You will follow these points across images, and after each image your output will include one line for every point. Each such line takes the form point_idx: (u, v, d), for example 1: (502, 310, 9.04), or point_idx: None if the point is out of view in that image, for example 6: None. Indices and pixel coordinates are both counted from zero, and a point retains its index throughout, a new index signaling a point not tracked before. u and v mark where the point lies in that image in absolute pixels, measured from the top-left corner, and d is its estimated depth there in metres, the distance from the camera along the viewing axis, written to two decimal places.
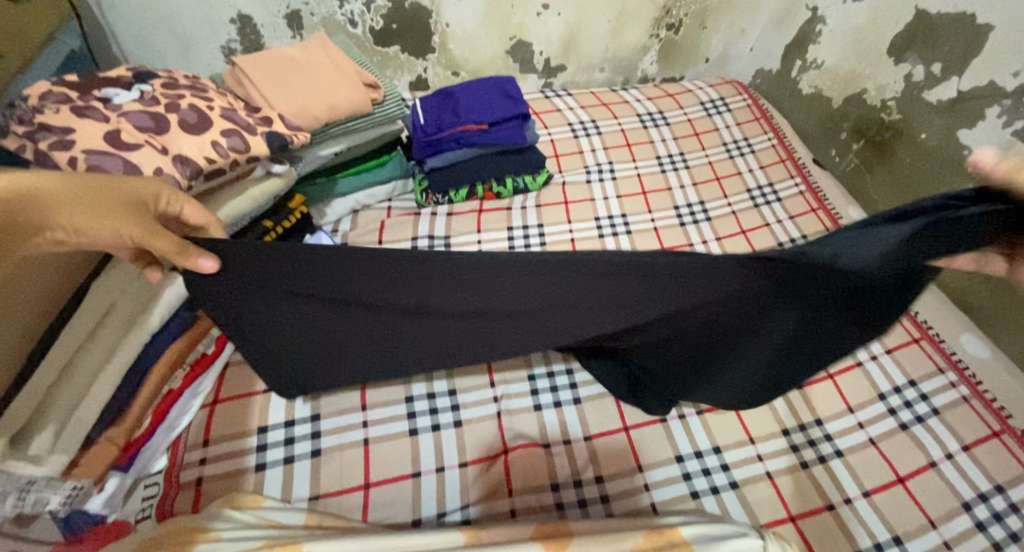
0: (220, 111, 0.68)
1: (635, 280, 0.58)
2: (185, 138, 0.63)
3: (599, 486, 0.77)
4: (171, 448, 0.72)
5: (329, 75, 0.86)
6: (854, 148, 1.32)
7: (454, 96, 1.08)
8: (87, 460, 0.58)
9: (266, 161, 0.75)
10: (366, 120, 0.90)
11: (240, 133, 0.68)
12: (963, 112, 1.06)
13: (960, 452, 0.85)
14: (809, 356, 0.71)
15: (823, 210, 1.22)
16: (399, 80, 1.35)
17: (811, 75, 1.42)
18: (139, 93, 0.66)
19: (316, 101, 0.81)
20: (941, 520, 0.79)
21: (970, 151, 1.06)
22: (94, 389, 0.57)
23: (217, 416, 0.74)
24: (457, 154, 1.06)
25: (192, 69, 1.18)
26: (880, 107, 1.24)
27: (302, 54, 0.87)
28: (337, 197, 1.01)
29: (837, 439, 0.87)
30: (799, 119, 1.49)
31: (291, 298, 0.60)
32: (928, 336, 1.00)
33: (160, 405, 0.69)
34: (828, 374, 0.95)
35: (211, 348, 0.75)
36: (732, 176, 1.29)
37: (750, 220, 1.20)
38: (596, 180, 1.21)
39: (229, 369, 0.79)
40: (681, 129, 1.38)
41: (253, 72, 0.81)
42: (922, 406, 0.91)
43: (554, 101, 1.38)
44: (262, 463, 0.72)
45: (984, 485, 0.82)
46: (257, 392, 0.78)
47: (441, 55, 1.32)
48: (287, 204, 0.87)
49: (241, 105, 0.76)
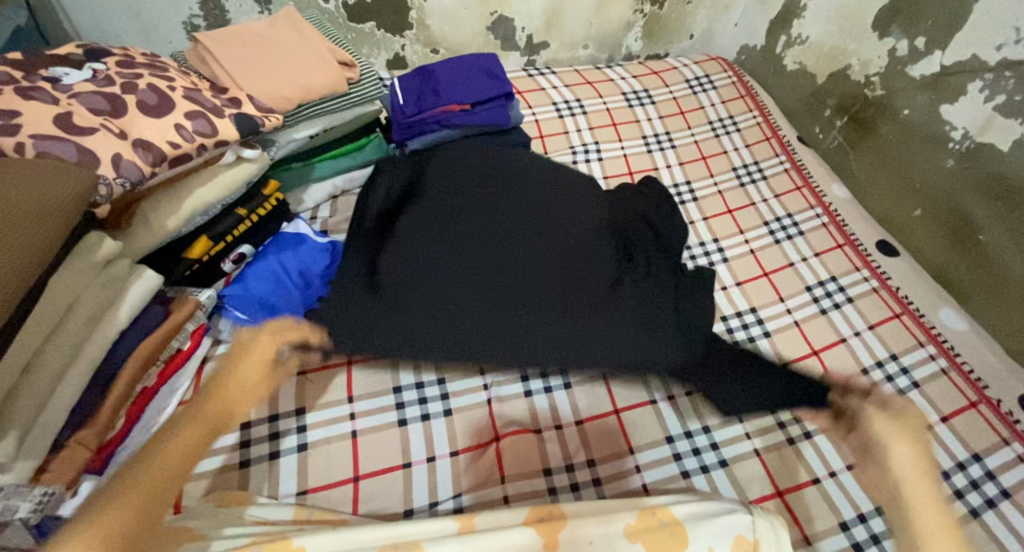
0: (183, 92, 0.64)
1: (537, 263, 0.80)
2: (145, 121, 0.59)
3: (590, 470, 0.77)
4: None
5: (300, 51, 0.81)
6: (837, 124, 1.32)
7: (435, 75, 1.03)
8: (57, 463, 0.53)
9: (235, 145, 0.71)
10: (340, 100, 0.86)
11: (205, 115, 0.63)
12: (946, 87, 1.06)
13: (939, 424, 0.87)
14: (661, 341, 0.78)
15: (808, 188, 1.23)
16: (375, 58, 1.31)
17: (795, 51, 1.42)
18: (92, 72, 0.61)
19: (285, 82, 0.77)
20: None
21: (952, 127, 1.06)
22: (61, 388, 0.52)
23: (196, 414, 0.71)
24: (439, 135, 1.02)
25: (153, 48, 1.11)
26: (864, 83, 1.24)
27: (268, 30, 0.82)
28: (314, 182, 0.97)
29: None
30: (783, 96, 1.49)
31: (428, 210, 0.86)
32: (909, 311, 1.01)
33: (135, 404, 0.64)
34: (813, 351, 0.96)
35: (186, 343, 0.71)
36: (717, 155, 1.28)
37: (771, 260, 1.09)
38: (582, 161, 1.19)
39: (207, 364, 0.76)
40: (666, 107, 1.36)
41: (216, 49, 0.76)
42: (903, 379, 0.92)
43: (537, 80, 1.35)
44: (246, 459, 0.70)
45: (961, 455, 0.84)
46: None
47: (419, 32, 1.28)
48: (262, 192, 0.84)
49: (206, 85, 0.71)
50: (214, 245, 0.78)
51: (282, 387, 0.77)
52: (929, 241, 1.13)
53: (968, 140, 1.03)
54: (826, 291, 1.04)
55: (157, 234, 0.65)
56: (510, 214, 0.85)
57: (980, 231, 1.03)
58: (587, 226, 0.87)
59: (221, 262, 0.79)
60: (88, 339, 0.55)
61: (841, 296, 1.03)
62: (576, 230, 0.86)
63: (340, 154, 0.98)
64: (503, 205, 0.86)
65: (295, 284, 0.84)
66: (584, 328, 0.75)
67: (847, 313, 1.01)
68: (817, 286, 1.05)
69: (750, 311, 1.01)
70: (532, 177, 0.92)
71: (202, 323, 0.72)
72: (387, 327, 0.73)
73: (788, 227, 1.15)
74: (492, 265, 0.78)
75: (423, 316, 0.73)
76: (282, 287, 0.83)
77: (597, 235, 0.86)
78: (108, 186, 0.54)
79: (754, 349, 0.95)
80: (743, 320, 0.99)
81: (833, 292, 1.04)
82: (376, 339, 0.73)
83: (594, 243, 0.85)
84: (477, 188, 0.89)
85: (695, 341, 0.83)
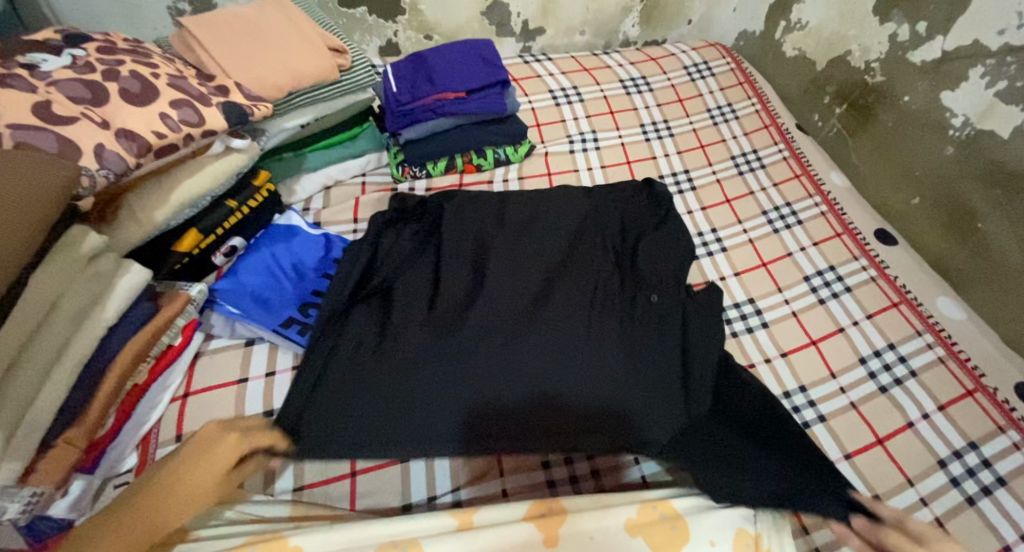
0: (167, 80, 0.62)
1: (514, 316, 0.74)
2: (127, 109, 0.57)
3: (589, 462, 0.76)
4: (140, 445, 0.64)
5: (290, 36, 0.78)
6: (836, 112, 1.31)
7: (428, 62, 1.01)
8: (46, 463, 0.51)
9: (224, 135, 0.68)
10: (332, 88, 0.84)
11: (192, 104, 0.61)
12: (946, 73, 1.05)
13: (936, 413, 0.87)
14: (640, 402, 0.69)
15: (807, 176, 1.22)
16: (368, 45, 1.28)
17: (795, 37, 1.40)
18: (71, 59, 0.59)
19: (274, 68, 0.74)
20: (918, 477, 0.80)
21: (952, 113, 1.05)
22: (47, 387, 0.50)
23: (189, 410, 0.68)
24: (433, 124, 1.00)
25: (138, 34, 1.08)
26: (864, 70, 1.23)
27: (256, 14, 0.80)
28: (306, 173, 0.95)
29: (820, 405, 0.87)
30: (782, 83, 1.48)
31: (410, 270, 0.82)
32: (907, 300, 1.01)
33: (126, 400, 0.62)
34: (811, 340, 0.95)
35: (177, 339, 0.69)
36: (716, 144, 1.26)
37: (770, 250, 1.08)
38: (579, 149, 1.17)
39: (199, 359, 0.74)
40: (664, 95, 1.34)
41: (201, 34, 0.73)
42: (901, 368, 0.92)
43: (534, 66, 1.33)
44: None
45: (958, 443, 0.84)
46: (230, 383, 0.72)
47: (412, 17, 1.25)
48: (252, 182, 0.82)
49: (193, 73, 0.69)
50: (203, 238, 0.76)
51: (275, 383, 0.73)
52: (928, 230, 1.12)
53: (968, 127, 1.02)
54: (824, 281, 1.03)
55: (147, 226, 0.63)
56: (494, 276, 0.79)
57: (979, 219, 1.03)
58: (585, 285, 0.80)
59: (213, 256, 0.79)
60: (75, 335, 0.53)
61: (840, 285, 1.03)
62: (572, 287, 0.79)
63: (333, 144, 0.96)
64: (493, 267, 0.80)
65: (288, 278, 0.82)
66: (572, 398, 0.68)
67: (846, 303, 1.00)
68: (816, 276, 1.04)
69: (749, 301, 1.00)
70: (516, 228, 0.87)
71: (193, 318, 0.71)
72: (351, 412, 0.65)
73: (786, 216, 1.14)
74: (469, 331, 0.71)
75: (393, 399, 0.66)
76: (276, 281, 0.81)
77: (595, 293, 0.79)
78: (92, 178, 0.52)
79: (752, 339, 0.95)
80: (741, 311, 0.98)
81: (832, 282, 1.03)
82: (334, 408, 0.65)
83: (591, 297, 0.78)
84: (465, 249, 0.84)
85: (699, 403, 0.71)
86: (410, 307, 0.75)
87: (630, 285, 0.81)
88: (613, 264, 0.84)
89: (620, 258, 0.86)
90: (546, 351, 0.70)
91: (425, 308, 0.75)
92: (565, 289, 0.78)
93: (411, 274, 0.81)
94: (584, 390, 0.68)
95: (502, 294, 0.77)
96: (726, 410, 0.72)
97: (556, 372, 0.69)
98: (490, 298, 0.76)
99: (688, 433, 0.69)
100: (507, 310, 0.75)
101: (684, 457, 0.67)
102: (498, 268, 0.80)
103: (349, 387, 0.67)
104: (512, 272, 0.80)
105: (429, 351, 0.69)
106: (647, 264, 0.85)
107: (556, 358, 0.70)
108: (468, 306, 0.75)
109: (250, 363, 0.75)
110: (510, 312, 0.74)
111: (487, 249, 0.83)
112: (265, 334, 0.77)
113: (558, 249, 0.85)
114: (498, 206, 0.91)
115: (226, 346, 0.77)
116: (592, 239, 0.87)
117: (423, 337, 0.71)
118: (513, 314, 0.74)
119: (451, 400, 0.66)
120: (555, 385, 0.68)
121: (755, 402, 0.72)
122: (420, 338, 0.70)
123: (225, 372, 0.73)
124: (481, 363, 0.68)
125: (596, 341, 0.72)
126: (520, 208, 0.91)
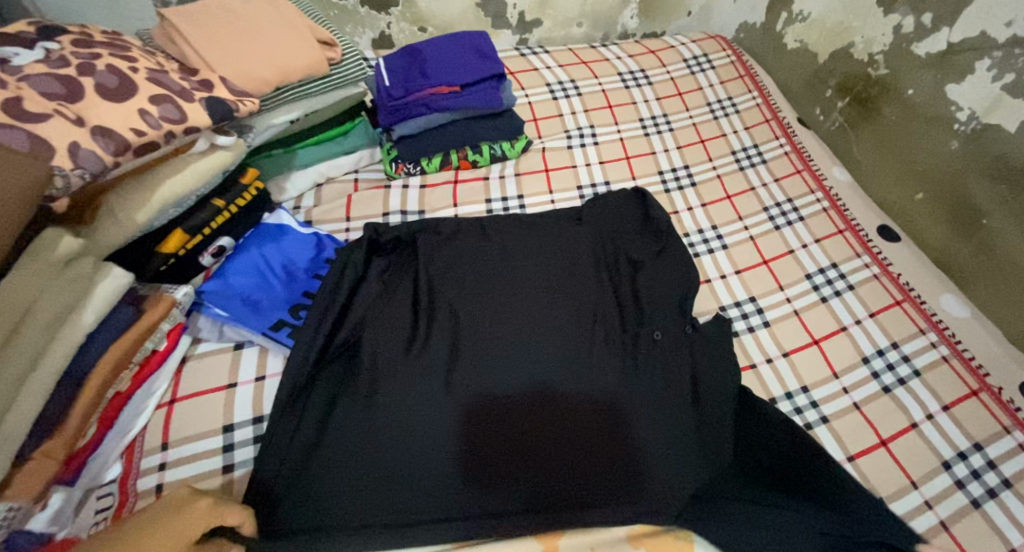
0: (146, 74, 0.59)
1: (506, 351, 0.74)
2: (103, 105, 0.54)
3: None
4: (125, 453, 0.63)
5: (277, 28, 0.76)
6: (838, 105, 1.29)
7: (421, 55, 0.98)
8: (22, 477, 0.49)
9: (208, 132, 0.66)
10: (321, 82, 0.81)
11: (172, 100, 0.59)
12: (952, 66, 1.03)
13: (940, 413, 0.85)
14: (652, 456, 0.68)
15: (808, 171, 1.20)
16: (360, 36, 1.25)
17: (796, 28, 1.37)
18: (45, 53, 0.56)
19: (260, 61, 0.72)
20: (922, 480, 0.78)
21: (957, 107, 1.03)
22: (20, 399, 0.48)
23: (176, 417, 0.66)
24: (427, 119, 0.97)
25: (122, 26, 1.05)
26: (867, 62, 1.20)
27: (241, 5, 0.77)
28: (296, 170, 0.93)
29: (822, 405, 0.86)
30: (784, 76, 1.45)
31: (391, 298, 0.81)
32: (910, 298, 0.99)
33: (107, 409, 0.60)
34: (814, 340, 0.93)
35: (162, 344, 0.66)
36: (716, 138, 1.24)
37: (771, 248, 1.06)
38: (577, 145, 1.14)
39: (186, 363, 0.72)
40: (664, 89, 1.31)
41: (184, 26, 0.70)
42: (904, 367, 0.90)
43: (530, 59, 1.30)
44: (230, 464, 0.64)
45: (962, 444, 0.82)
46: (218, 387, 0.70)
47: (405, 8, 1.22)
48: (239, 180, 0.79)
49: (175, 67, 0.66)
50: (190, 239, 0.73)
51: (265, 387, 0.71)
52: (931, 226, 1.10)
53: (974, 121, 1.00)
54: (827, 279, 1.01)
55: (128, 226, 0.60)
56: (478, 312, 0.79)
57: (983, 215, 1.01)
58: (582, 318, 0.79)
59: (200, 256, 0.76)
60: (51, 342, 0.51)
61: (842, 283, 1.01)
62: (564, 318, 0.79)
63: (324, 139, 0.94)
64: (478, 300, 0.80)
65: (278, 279, 0.80)
66: (571, 386, 0.72)
67: (848, 301, 0.99)
68: (817, 274, 1.02)
69: (750, 300, 0.98)
70: (499, 258, 0.86)
71: (179, 321, 0.68)
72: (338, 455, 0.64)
73: (788, 212, 1.12)
74: (456, 370, 0.72)
75: (382, 438, 0.65)
76: (265, 282, 0.79)
77: (595, 329, 0.78)
78: (66, 178, 0.50)
79: (753, 339, 0.93)
80: (742, 310, 0.96)
81: (834, 280, 1.02)
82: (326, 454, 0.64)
83: (587, 331, 0.78)
84: (450, 278, 0.83)
85: (722, 453, 0.69)
86: (394, 343, 0.74)
87: (629, 321, 0.81)
88: (612, 297, 0.84)
89: (618, 291, 0.85)
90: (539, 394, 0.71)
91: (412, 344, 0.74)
92: (558, 322, 0.78)
93: (395, 300, 0.80)
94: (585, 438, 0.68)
95: (492, 328, 0.77)
96: (748, 457, 0.71)
97: (551, 373, 0.73)
98: (481, 333, 0.76)
99: (716, 484, 0.67)
100: (498, 344, 0.75)
101: (719, 511, 0.65)
102: (484, 301, 0.80)
103: (337, 429, 0.66)
104: (500, 304, 0.80)
105: (423, 393, 0.69)
106: (646, 295, 0.84)
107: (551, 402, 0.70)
108: (451, 342, 0.75)
109: (239, 367, 0.73)
110: (501, 348, 0.74)
111: (471, 282, 0.83)
112: (254, 337, 0.75)
113: (549, 279, 0.84)
114: (485, 235, 0.90)
115: (214, 350, 0.74)
116: (589, 269, 0.86)
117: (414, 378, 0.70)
118: (503, 349, 0.74)
119: (443, 438, 0.66)
120: (543, 423, 0.69)
121: (776, 449, 0.70)
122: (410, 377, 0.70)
123: (212, 376, 0.71)
124: (469, 401, 0.69)
125: (588, 380, 0.73)
126: (508, 238, 0.90)
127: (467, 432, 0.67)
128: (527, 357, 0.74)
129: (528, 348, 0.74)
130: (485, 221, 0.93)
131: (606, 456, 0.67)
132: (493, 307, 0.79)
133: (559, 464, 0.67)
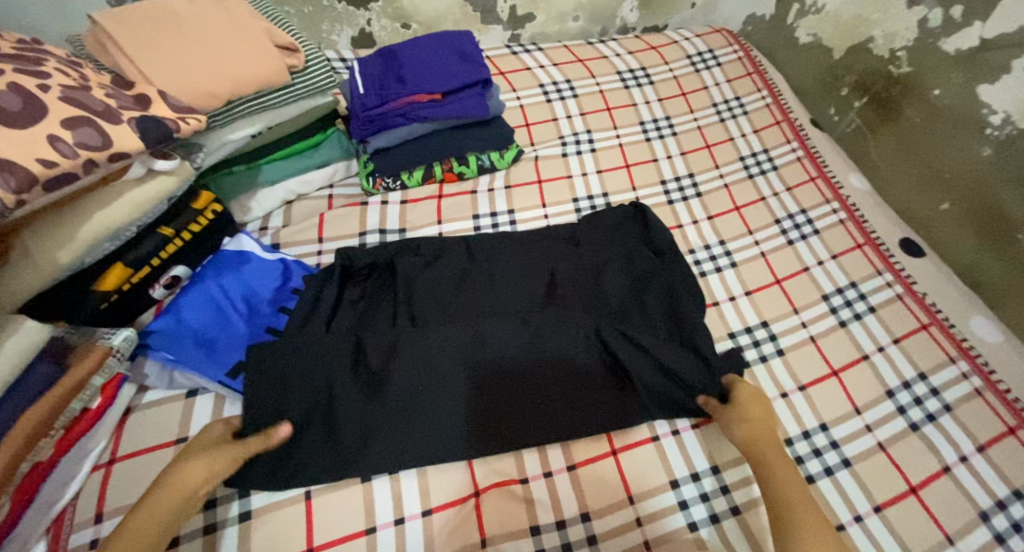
0: (61, 92, 0.50)
1: (486, 348, 0.70)
2: (2, 131, 0.45)
3: (586, 525, 0.66)
4: (50, 529, 0.54)
5: (228, 33, 0.66)
6: (855, 105, 1.19)
7: (398, 57, 0.89)
8: None
9: (144, 156, 0.57)
10: (284, 93, 0.73)
11: (94, 123, 0.50)
12: (985, 64, 0.93)
13: (975, 454, 0.76)
14: (606, 394, 0.71)
15: (823, 179, 1.10)
16: (338, 35, 1.15)
17: (809, 21, 1.27)
18: None
19: (208, 71, 0.63)
20: (958, 534, 0.70)
21: (990, 110, 0.94)
22: None
23: (113, 481, 0.58)
24: (406, 130, 0.88)
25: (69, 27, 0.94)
26: (887, 59, 1.11)
27: (187, 6, 0.67)
28: (263, 188, 0.84)
29: (844, 447, 0.77)
30: (795, 72, 1.35)
31: (369, 317, 0.74)
32: (938, 321, 0.90)
33: (24, 485, 0.51)
34: (832, 371, 0.84)
35: (96, 401, 0.58)
36: (724, 143, 1.15)
37: (784, 265, 0.97)
38: (573, 153, 1.05)
39: (130, 416, 0.64)
40: (666, 88, 1.22)
41: (117, 32, 0.62)
42: (933, 402, 0.82)
43: (522, 58, 1.20)
44: (175, 537, 0.59)
45: (1001, 491, 0.73)
46: (166, 444, 0.62)
47: (386, 4, 1.12)
48: (192, 205, 0.71)
49: (105, 81, 0.57)
50: (134, 272, 0.65)
51: None
52: (960, 238, 1.01)
53: (1008, 126, 0.91)
54: (845, 300, 0.93)
55: (47, 268, 0.52)
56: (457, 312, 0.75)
57: (1017, 229, 0.92)
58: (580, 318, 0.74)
59: (150, 288, 0.69)
60: None
61: (862, 305, 0.92)
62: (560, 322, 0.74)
63: (292, 153, 0.85)
64: (451, 299, 0.76)
65: (237, 313, 0.71)
66: (567, 367, 0.71)
67: (869, 325, 0.90)
68: (834, 294, 0.94)
69: (762, 325, 0.89)
70: (475, 266, 0.81)
71: (116, 372, 0.60)
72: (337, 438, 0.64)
73: (802, 224, 1.03)
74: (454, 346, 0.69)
75: (376, 425, 0.65)
76: (223, 318, 0.70)
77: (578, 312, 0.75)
78: None
79: (765, 369, 0.84)
80: (753, 337, 0.88)
81: (853, 301, 0.93)
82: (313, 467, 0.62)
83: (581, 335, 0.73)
84: (423, 287, 0.77)
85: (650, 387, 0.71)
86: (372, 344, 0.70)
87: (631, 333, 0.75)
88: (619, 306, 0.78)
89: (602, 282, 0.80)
90: (528, 374, 0.70)
91: (391, 346, 0.69)
92: (553, 316, 0.73)
93: (369, 321, 0.74)
94: (562, 395, 0.70)
95: (472, 322, 0.72)
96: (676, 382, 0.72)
97: (547, 353, 0.71)
98: (459, 327, 0.71)
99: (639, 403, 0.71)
100: (481, 343, 0.70)
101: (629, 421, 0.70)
102: (464, 303, 0.76)
103: (326, 444, 0.63)
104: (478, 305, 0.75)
105: (414, 386, 0.67)
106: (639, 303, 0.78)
107: (538, 381, 0.70)
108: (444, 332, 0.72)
109: (190, 419, 0.65)
110: (487, 348, 0.70)
111: (446, 288, 0.77)
112: (210, 383, 0.67)
113: (527, 277, 0.80)
114: (467, 256, 0.82)
115: (163, 399, 0.66)
116: (588, 280, 0.80)
117: (400, 377, 0.67)
118: (487, 342, 0.70)
119: (450, 417, 0.66)
120: (546, 400, 0.69)
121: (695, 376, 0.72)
122: (399, 382, 0.67)
123: (159, 431, 0.63)
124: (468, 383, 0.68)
125: (589, 369, 0.71)
126: (491, 252, 0.83)
127: (465, 416, 0.67)
128: (514, 347, 0.71)
129: (513, 336, 0.71)
130: (471, 241, 0.85)
131: (573, 403, 0.70)
132: (472, 310, 0.75)
133: (544, 423, 0.68)
